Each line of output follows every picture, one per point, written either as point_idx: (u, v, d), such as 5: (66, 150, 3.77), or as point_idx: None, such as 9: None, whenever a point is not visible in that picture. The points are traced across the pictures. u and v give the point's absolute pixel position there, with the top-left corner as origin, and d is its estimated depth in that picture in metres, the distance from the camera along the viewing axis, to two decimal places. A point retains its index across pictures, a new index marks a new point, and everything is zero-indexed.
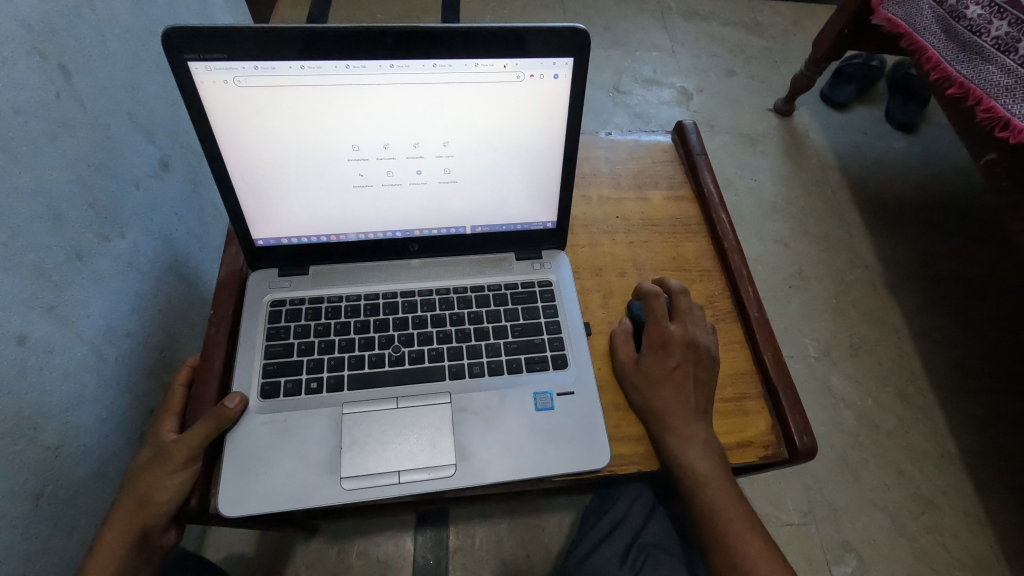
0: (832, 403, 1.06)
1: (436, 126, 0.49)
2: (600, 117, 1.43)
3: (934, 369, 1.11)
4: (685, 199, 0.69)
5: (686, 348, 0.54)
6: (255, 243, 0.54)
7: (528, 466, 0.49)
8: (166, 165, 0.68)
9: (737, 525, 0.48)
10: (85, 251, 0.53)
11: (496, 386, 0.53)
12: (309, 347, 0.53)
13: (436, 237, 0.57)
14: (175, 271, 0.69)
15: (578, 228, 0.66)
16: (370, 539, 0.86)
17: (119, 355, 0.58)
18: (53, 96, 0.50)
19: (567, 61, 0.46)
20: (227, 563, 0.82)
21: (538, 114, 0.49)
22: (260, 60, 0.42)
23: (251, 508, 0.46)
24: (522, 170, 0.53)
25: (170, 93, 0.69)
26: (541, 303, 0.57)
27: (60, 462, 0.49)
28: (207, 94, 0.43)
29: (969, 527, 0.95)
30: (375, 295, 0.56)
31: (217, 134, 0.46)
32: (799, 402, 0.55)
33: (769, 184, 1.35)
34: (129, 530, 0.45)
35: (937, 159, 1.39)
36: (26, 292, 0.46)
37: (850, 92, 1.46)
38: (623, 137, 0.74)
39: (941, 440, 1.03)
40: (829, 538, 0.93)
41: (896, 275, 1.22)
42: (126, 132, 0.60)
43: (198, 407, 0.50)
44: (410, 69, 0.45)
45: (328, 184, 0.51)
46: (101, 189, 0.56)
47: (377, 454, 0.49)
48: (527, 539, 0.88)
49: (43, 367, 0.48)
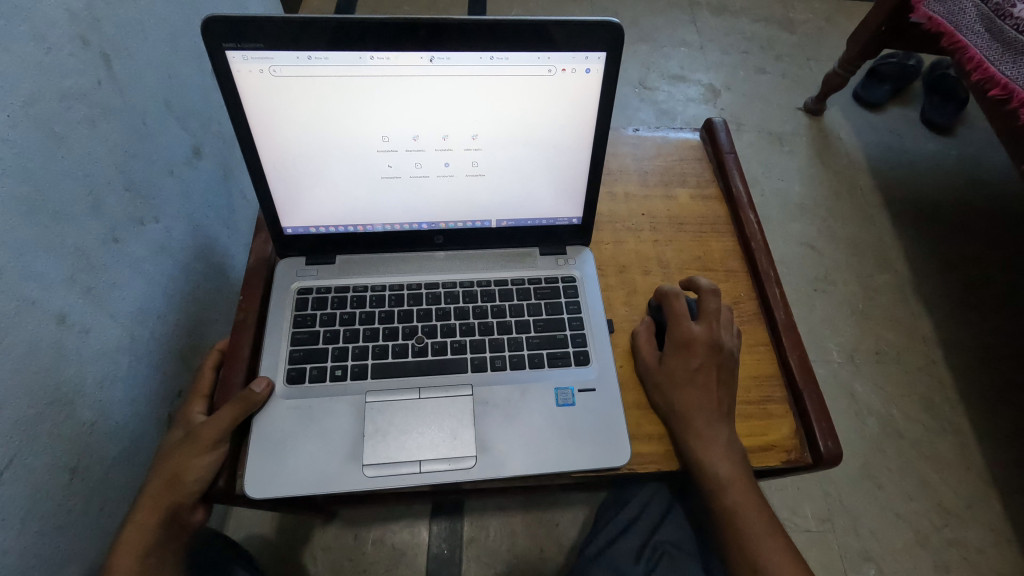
0: (855, 409, 1.04)
1: (466, 119, 0.49)
2: (625, 113, 1.42)
3: (963, 378, 1.08)
4: (712, 198, 0.68)
5: (711, 350, 0.53)
6: (284, 231, 0.55)
7: (547, 460, 0.49)
8: (199, 152, 0.69)
9: (759, 531, 0.48)
10: (122, 235, 0.55)
11: (517, 380, 0.53)
12: (335, 335, 0.54)
13: (462, 230, 0.58)
14: (206, 256, 0.71)
15: (603, 225, 0.65)
16: (386, 526, 0.87)
17: (152, 337, 0.59)
18: (94, 83, 0.51)
19: (599, 56, 0.45)
20: (248, 543, 0.84)
21: (569, 109, 0.49)
22: (295, 51, 0.43)
23: (276, 490, 0.47)
24: (549, 165, 0.53)
25: (205, 82, 0.70)
26: (565, 299, 0.57)
27: (95, 439, 0.51)
28: (243, 83, 0.44)
29: (995, 542, 0.93)
30: (400, 286, 0.57)
31: (251, 121, 0.46)
32: (825, 407, 0.54)
33: (796, 185, 1.32)
34: (159, 508, 0.46)
35: (974, 163, 1.35)
36: (66, 274, 0.48)
37: (883, 91, 1.42)
38: (651, 134, 0.73)
39: (966, 451, 1.01)
40: (847, 546, 0.92)
41: (926, 281, 1.19)
42: (161, 120, 0.61)
43: (226, 390, 0.52)
44: (441, 61, 0.45)
45: (357, 174, 0.51)
46: (137, 174, 0.57)
47: (398, 443, 0.49)
48: (541, 533, 0.89)
49: (80, 347, 0.49)
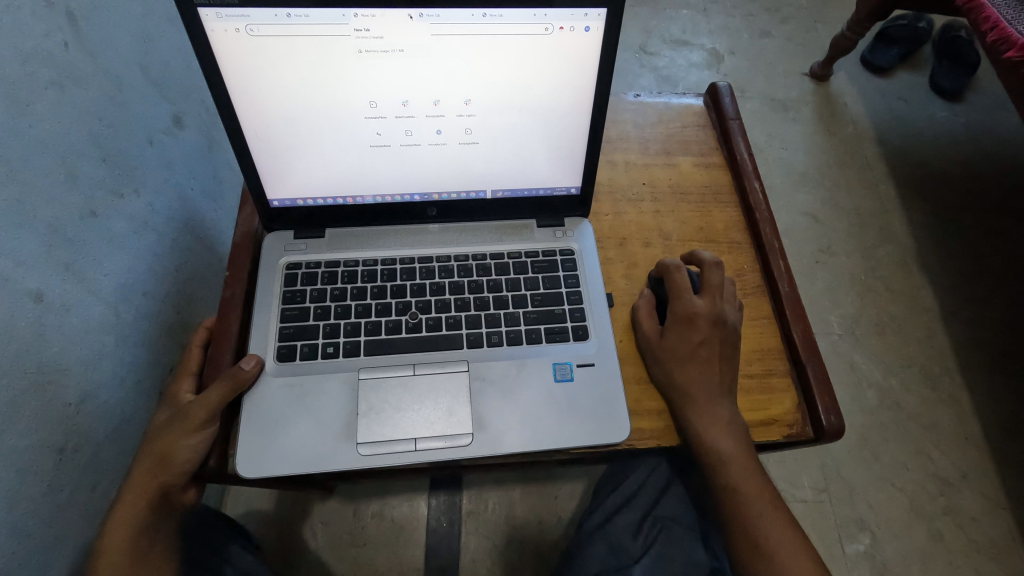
0: (854, 382, 1.04)
1: (458, 83, 0.46)
2: (625, 80, 1.37)
3: (964, 350, 1.07)
4: (716, 166, 0.66)
5: (713, 323, 0.51)
6: (271, 204, 0.53)
7: (545, 437, 0.48)
8: (180, 122, 0.66)
9: (760, 505, 0.47)
10: (100, 209, 0.52)
11: (515, 356, 0.51)
12: (325, 312, 0.52)
13: (456, 202, 0.55)
14: (191, 231, 0.68)
15: (602, 195, 0.63)
16: (385, 500, 0.88)
17: (138, 314, 0.58)
18: (61, 45, 0.48)
19: (599, 12, 0.42)
20: (247, 519, 0.84)
21: (567, 72, 0.46)
22: (273, 7, 0.40)
23: (269, 470, 0.46)
24: (546, 132, 0.50)
25: (183, 46, 0.66)
26: (563, 272, 0.55)
27: (82, 418, 0.50)
28: (218, 44, 0.41)
29: (989, 511, 0.94)
30: (393, 260, 0.55)
31: (229, 86, 0.44)
32: (828, 381, 0.53)
33: (799, 154, 1.29)
34: (150, 488, 0.45)
35: (983, 131, 1.31)
36: (41, 249, 0.46)
37: (892, 56, 1.37)
38: (653, 99, 0.70)
39: (964, 422, 1.01)
40: (842, 515, 0.93)
41: (930, 253, 1.17)
42: (137, 86, 0.58)
43: (215, 369, 0.50)
44: (430, 18, 0.42)
45: (344, 143, 0.49)
46: (113, 144, 0.54)
47: (393, 421, 0.48)
48: (540, 505, 0.89)
49: (61, 325, 0.48)
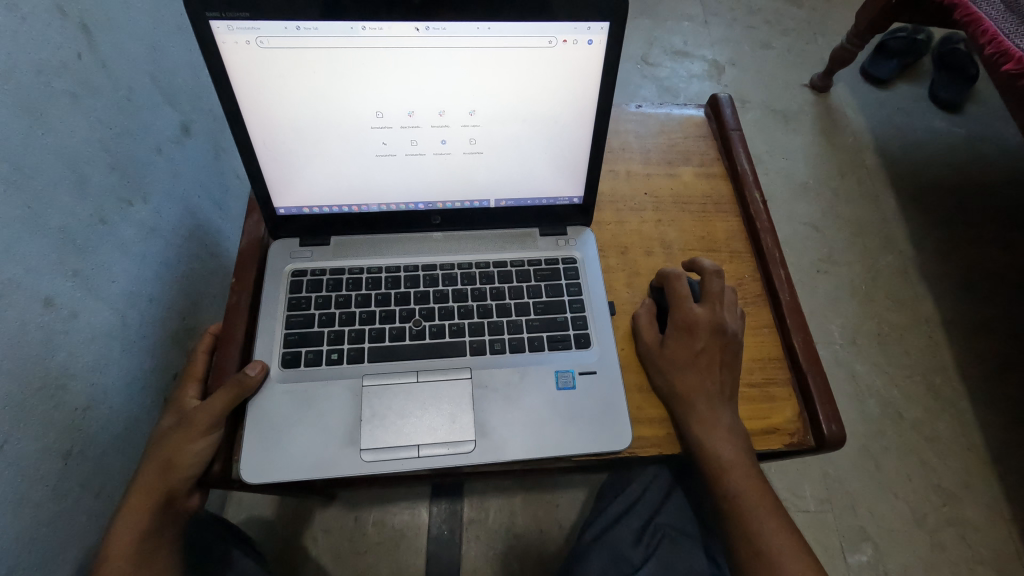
0: (856, 391, 1.04)
1: (463, 94, 0.47)
2: (627, 90, 1.38)
3: (965, 360, 1.07)
4: (717, 177, 0.66)
5: (713, 332, 0.52)
6: (277, 212, 0.53)
7: (547, 444, 0.49)
8: (188, 130, 0.67)
9: (760, 513, 0.47)
10: (109, 216, 0.53)
11: (517, 364, 0.52)
12: (329, 319, 0.52)
13: (460, 210, 0.56)
14: (197, 238, 0.69)
15: (604, 205, 0.64)
16: (387, 508, 0.88)
17: (144, 320, 0.58)
18: (74, 56, 0.49)
19: (602, 26, 0.43)
20: (249, 525, 0.84)
21: (570, 84, 0.47)
22: (283, 20, 0.41)
23: (272, 475, 0.46)
24: (549, 143, 0.51)
25: (192, 56, 0.67)
26: (565, 281, 0.56)
27: (88, 424, 0.50)
28: (229, 55, 0.42)
29: (992, 522, 0.93)
30: (397, 268, 0.55)
31: (239, 96, 0.45)
32: (829, 390, 0.53)
33: (800, 164, 1.30)
34: (154, 493, 0.45)
35: (982, 142, 1.32)
36: (51, 255, 0.46)
37: (891, 68, 1.38)
38: (654, 110, 0.71)
39: (966, 432, 1.01)
40: (844, 525, 0.92)
41: (930, 262, 1.18)
42: (146, 95, 0.59)
43: (220, 375, 0.51)
44: (436, 31, 0.43)
45: (350, 152, 0.49)
46: (123, 153, 0.55)
47: (397, 428, 0.48)
48: (541, 514, 0.89)
49: (69, 330, 0.48)
